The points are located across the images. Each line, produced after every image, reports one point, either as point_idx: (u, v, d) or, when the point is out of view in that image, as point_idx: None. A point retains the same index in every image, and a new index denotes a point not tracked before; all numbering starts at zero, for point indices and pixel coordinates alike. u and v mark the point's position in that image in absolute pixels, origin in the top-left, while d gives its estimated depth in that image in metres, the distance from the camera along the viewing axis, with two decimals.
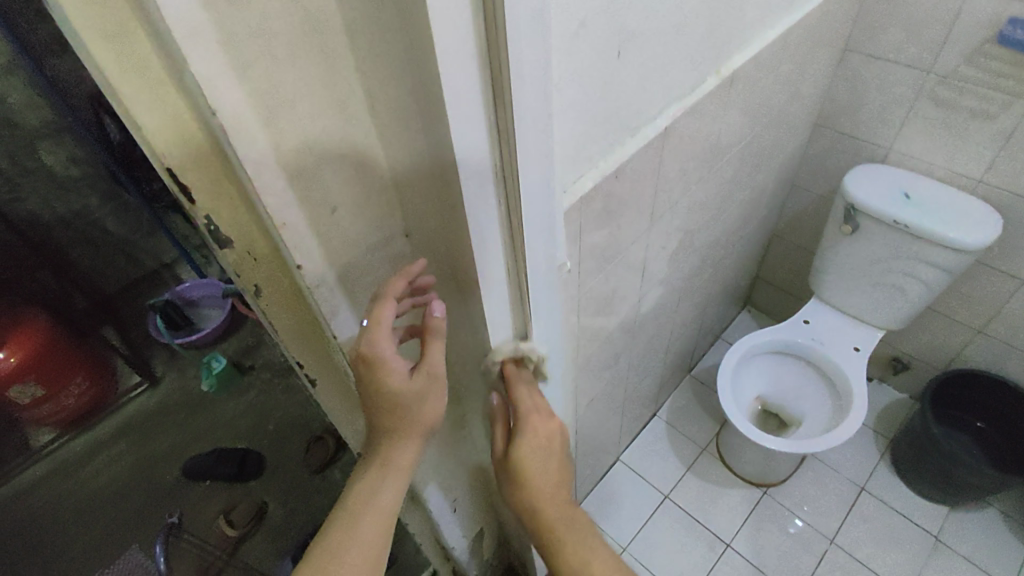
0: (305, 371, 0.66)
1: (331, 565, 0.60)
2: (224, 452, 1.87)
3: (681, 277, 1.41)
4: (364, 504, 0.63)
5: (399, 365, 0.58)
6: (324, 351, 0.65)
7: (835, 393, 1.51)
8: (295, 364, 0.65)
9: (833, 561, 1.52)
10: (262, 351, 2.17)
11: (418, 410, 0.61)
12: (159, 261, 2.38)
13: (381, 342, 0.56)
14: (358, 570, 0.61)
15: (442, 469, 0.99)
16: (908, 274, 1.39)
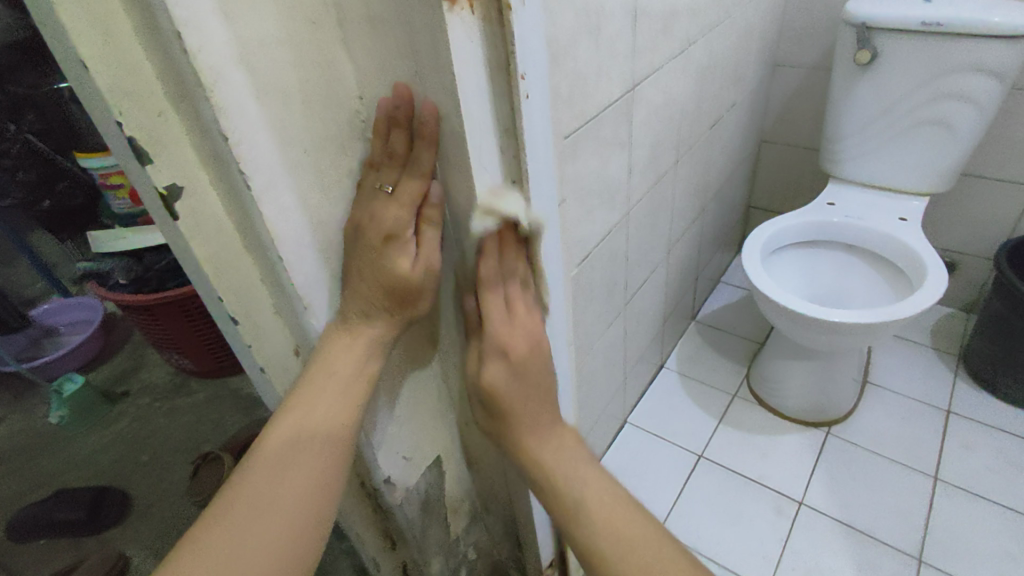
0: (166, 183, 0.42)
1: (282, 478, 0.46)
2: (69, 492, 1.24)
3: (683, 126, 1.05)
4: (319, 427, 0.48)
5: (412, 251, 0.48)
6: (203, 146, 0.42)
7: (894, 273, 1.17)
8: (159, 189, 0.42)
9: (947, 503, 1.08)
10: (141, 374, 1.60)
11: (409, 305, 0.50)
12: (21, 300, 1.74)
13: (403, 223, 0.46)
14: (304, 495, 0.46)
15: None
16: (946, 97, 1.13)
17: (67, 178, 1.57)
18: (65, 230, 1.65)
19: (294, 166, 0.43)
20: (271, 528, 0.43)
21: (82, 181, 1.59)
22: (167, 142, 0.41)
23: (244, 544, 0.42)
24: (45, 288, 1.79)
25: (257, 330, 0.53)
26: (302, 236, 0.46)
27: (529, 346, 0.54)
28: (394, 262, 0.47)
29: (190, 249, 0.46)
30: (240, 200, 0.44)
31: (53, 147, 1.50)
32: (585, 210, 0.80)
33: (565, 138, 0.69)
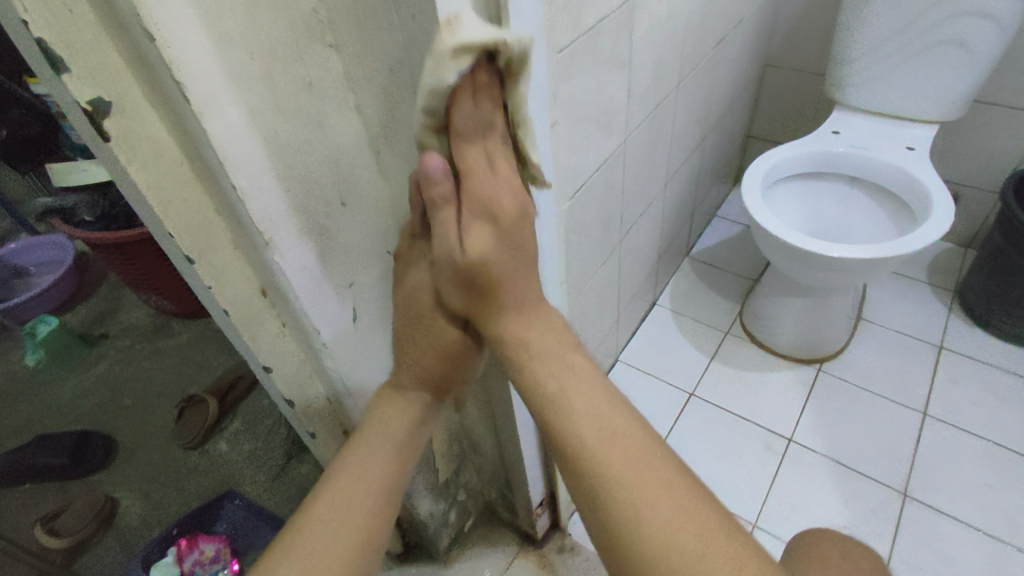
0: (91, 98, 0.35)
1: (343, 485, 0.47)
2: (48, 437, 1.20)
3: (687, 42, 0.96)
4: (376, 437, 0.50)
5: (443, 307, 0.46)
6: (133, 51, 0.35)
7: (898, 206, 1.12)
8: (83, 103, 0.35)
9: (935, 438, 1.09)
10: (119, 317, 1.55)
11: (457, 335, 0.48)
12: None
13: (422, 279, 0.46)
14: (365, 504, 0.47)
15: (328, 239, 0.48)
16: (966, 13, 1.04)
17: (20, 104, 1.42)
18: (26, 162, 1.51)
19: (242, 79, 0.36)
20: (345, 540, 0.45)
21: (38, 109, 1.44)
22: (84, 43, 0.34)
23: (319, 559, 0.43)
24: (13, 225, 1.73)
25: (217, 269, 0.47)
26: (259, 163, 0.40)
27: (518, 213, 0.40)
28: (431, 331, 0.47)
29: (131, 176, 0.39)
30: (181, 116, 0.37)
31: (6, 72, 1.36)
32: (580, 138, 0.73)
33: (559, 52, 0.62)
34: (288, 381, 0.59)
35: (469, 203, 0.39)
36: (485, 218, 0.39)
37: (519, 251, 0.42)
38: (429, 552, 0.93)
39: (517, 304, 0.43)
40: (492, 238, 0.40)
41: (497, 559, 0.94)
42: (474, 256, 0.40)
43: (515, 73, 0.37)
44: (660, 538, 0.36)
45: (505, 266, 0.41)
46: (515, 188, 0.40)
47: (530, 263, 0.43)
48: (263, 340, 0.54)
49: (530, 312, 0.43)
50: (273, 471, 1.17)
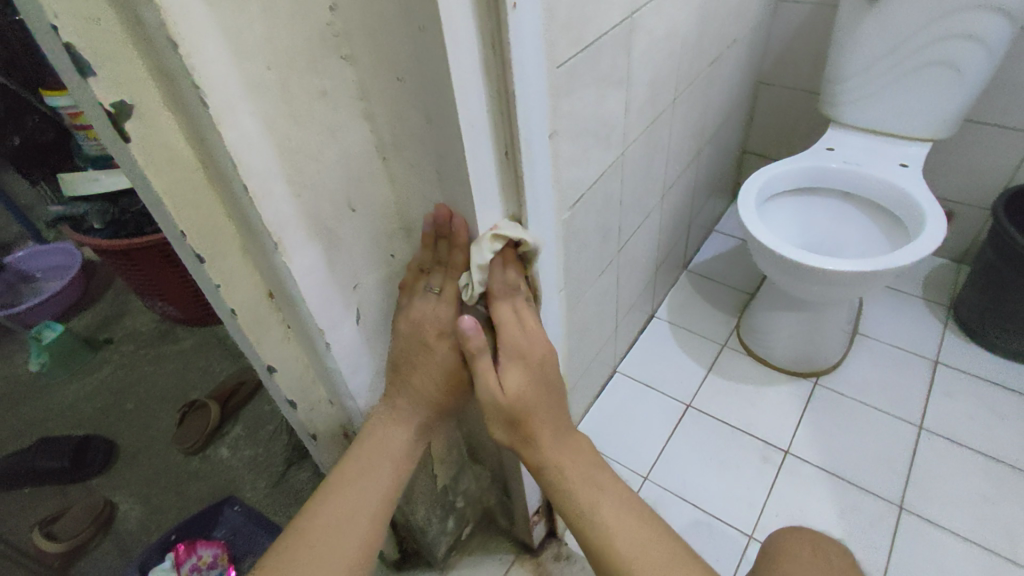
0: (111, 102, 0.37)
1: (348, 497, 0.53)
2: (48, 441, 1.21)
3: (683, 61, 0.99)
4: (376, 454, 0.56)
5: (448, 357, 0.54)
6: (152, 58, 0.37)
7: (891, 221, 1.14)
8: (104, 107, 0.37)
9: (931, 452, 1.09)
10: (124, 322, 1.56)
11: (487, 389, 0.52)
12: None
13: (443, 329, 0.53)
14: (369, 515, 0.53)
15: (334, 242, 0.50)
16: (956, 35, 1.07)
17: (35, 111, 1.47)
18: (36, 168, 1.54)
19: (255, 86, 0.38)
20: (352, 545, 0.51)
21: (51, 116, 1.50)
22: (108, 50, 0.36)
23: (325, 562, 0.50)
24: (19, 232, 1.76)
25: (225, 273, 0.49)
26: (270, 167, 0.42)
27: (544, 352, 0.54)
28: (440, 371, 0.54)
29: (146, 178, 0.41)
30: (197, 121, 0.39)
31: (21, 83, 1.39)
32: (579, 151, 0.76)
33: (558, 68, 0.64)
34: (292, 382, 0.60)
35: (504, 348, 0.52)
36: (518, 358, 0.52)
37: (548, 387, 0.55)
38: (427, 559, 0.93)
39: (551, 428, 0.55)
40: (526, 380, 0.53)
41: (494, 567, 0.95)
42: (512, 396, 0.52)
43: (530, 257, 0.54)
44: (629, 555, 0.51)
45: (538, 398, 0.53)
46: (540, 338, 0.54)
47: (554, 390, 0.55)
48: (268, 344, 0.55)
49: (565, 437, 0.56)
50: (273, 478, 1.17)
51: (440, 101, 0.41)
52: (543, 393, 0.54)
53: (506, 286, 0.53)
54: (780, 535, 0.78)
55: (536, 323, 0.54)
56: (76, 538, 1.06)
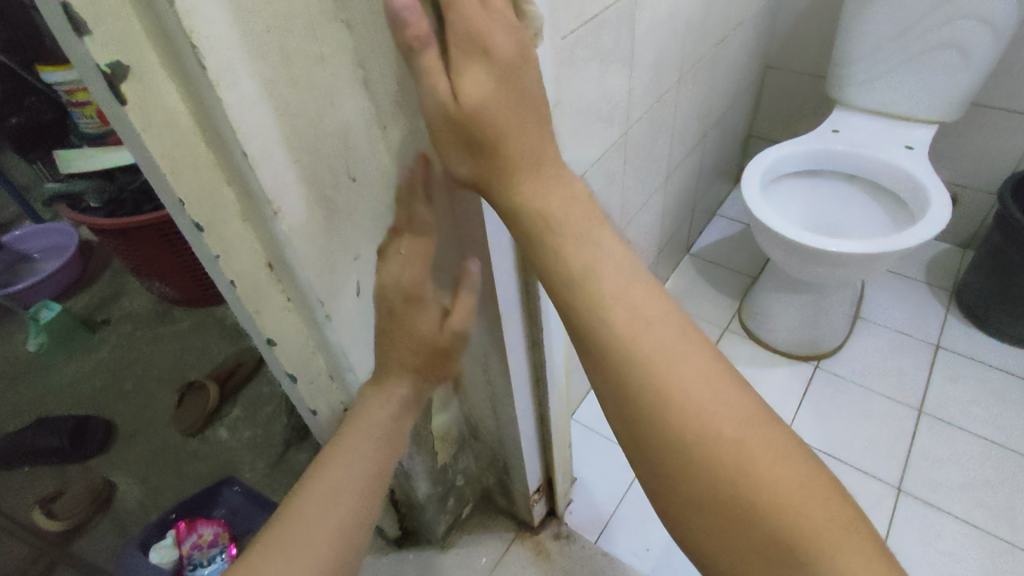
0: (108, 64, 0.36)
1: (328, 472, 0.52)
2: (47, 421, 1.20)
3: (688, 38, 0.98)
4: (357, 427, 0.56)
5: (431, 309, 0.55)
6: (151, 18, 0.36)
7: (896, 204, 1.14)
8: (100, 69, 0.36)
9: (930, 435, 1.10)
10: (122, 303, 1.56)
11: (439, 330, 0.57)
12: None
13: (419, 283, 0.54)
14: (350, 488, 0.52)
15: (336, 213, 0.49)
16: (964, 16, 1.06)
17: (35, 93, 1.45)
18: (35, 150, 1.53)
19: (256, 49, 0.37)
20: (331, 516, 0.49)
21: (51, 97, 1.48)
22: (104, 10, 0.35)
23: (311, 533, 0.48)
24: (18, 212, 1.75)
25: (225, 242, 0.48)
26: (271, 135, 0.41)
27: (518, 47, 0.36)
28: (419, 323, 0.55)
29: (144, 143, 0.40)
30: (196, 85, 0.38)
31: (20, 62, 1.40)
32: (583, 127, 0.75)
33: (562, 39, 0.63)
34: (292, 355, 0.59)
35: (456, 38, 0.35)
36: (479, 53, 0.35)
37: (519, 103, 0.37)
38: (427, 537, 0.94)
39: (530, 166, 0.39)
40: (490, 82, 0.36)
41: (494, 546, 0.95)
42: (469, 107, 0.36)
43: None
44: (690, 403, 0.36)
45: (508, 114, 0.37)
46: (512, 26, 0.36)
47: (537, 112, 0.39)
48: (269, 315, 0.55)
49: (550, 175, 0.40)
50: (272, 458, 1.18)
51: None
52: (516, 114, 0.37)
53: None
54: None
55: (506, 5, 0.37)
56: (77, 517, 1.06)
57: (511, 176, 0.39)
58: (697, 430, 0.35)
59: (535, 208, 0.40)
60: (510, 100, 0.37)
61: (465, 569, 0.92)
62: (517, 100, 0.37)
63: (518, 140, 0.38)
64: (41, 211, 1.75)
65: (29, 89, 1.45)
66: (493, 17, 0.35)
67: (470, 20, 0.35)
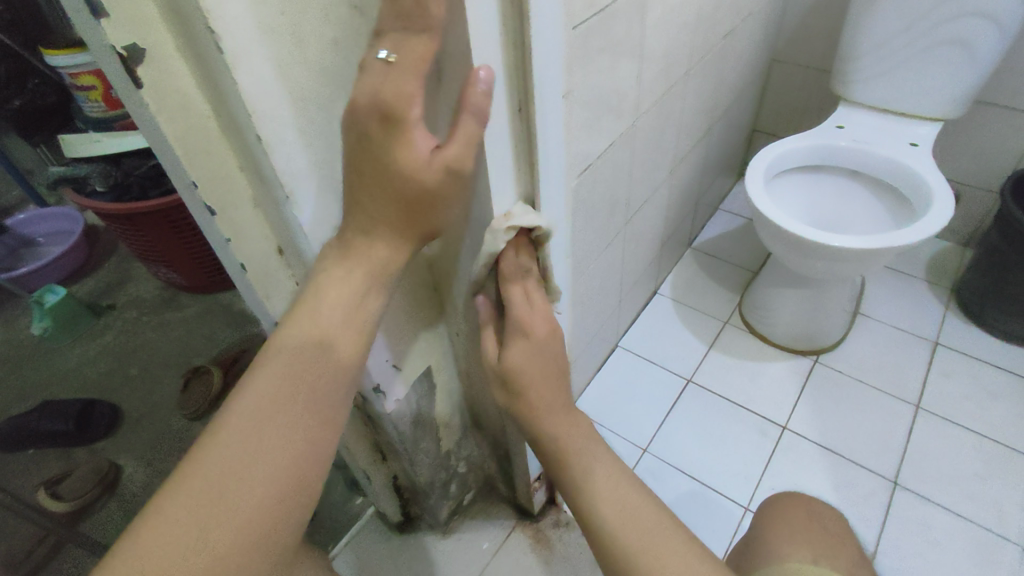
0: (124, 45, 0.37)
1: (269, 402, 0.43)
2: (53, 404, 1.22)
3: (696, 31, 0.98)
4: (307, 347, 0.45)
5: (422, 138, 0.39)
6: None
7: (898, 201, 1.14)
8: (116, 51, 0.37)
9: (927, 431, 1.10)
10: (126, 288, 1.56)
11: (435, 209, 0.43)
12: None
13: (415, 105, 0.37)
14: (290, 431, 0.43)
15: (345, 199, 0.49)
16: (973, 12, 1.06)
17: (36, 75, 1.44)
18: (37, 132, 1.54)
19: (270, 33, 0.38)
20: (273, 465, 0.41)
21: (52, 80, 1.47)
22: None
23: (227, 492, 0.39)
24: (22, 196, 1.75)
25: (236, 225, 0.49)
26: (283, 119, 0.41)
27: (548, 328, 0.58)
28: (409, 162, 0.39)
29: (158, 124, 0.41)
30: (210, 65, 0.38)
31: (20, 43, 1.38)
32: (590, 119, 0.75)
33: (574, 29, 0.63)
34: None
35: (512, 323, 0.56)
36: (523, 334, 0.56)
37: (547, 359, 0.59)
38: (427, 522, 0.95)
39: (544, 389, 0.59)
40: (528, 352, 0.57)
41: (494, 533, 0.96)
42: (511, 363, 0.57)
43: (543, 241, 0.55)
44: (627, 525, 0.54)
45: (539, 369, 0.58)
46: (547, 318, 0.57)
47: (554, 361, 0.59)
48: (277, 299, 0.56)
49: (561, 410, 0.60)
50: None
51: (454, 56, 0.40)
52: (543, 368, 0.58)
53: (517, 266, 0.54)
54: (774, 503, 0.83)
55: (544, 301, 0.58)
56: (82, 498, 1.08)
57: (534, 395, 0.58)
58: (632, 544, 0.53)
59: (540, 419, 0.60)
60: (537, 358, 0.58)
61: (465, 555, 0.94)
62: (544, 357, 0.58)
63: (541, 386, 0.59)
64: (46, 196, 1.76)
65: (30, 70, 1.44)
66: (535, 308, 0.56)
67: (520, 311, 0.55)
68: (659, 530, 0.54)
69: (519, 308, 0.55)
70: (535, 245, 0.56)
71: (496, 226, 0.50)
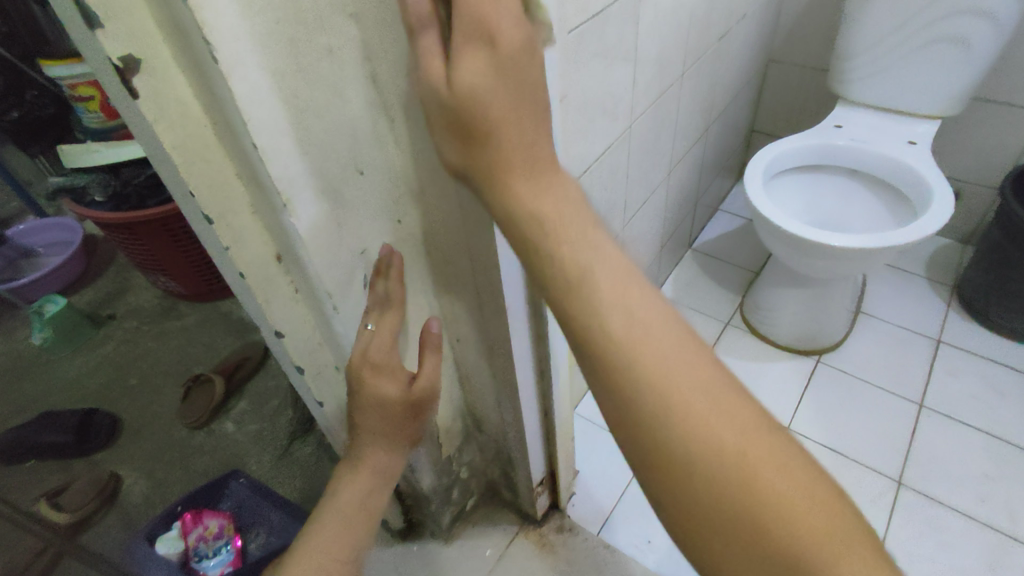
0: (122, 56, 0.36)
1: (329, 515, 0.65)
2: (53, 415, 1.21)
3: (692, 33, 0.98)
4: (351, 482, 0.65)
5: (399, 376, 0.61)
6: (164, 12, 0.36)
7: (898, 199, 1.14)
8: (114, 63, 0.37)
9: (930, 429, 1.10)
10: (126, 298, 1.56)
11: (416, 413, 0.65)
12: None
13: (391, 353, 0.59)
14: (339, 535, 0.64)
15: (344, 206, 0.49)
16: (969, 10, 1.06)
17: (33, 85, 1.45)
18: (35, 142, 1.53)
19: (267, 42, 0.38)
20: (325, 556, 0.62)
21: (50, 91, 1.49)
22: (117, 6, 0.35)
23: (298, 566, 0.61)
24: (20, 207, 1.75)
25: (235, 233, 0.49)
26: (282, 129, 0.41)
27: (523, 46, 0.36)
28: (384, 387, 0.60)
29: (157, 134, 0.41)
30: (207, 75, 0.38)
31: (18, 54, 1.40)
32: (587, 123, 0.75)
33: (568, 33, 0.63)
34: (298, 347, 0.60)
35: (461, 24, 0.35)
36: (481, 43, 0.35)
37: (521, 101, 0.37)
38: (431, 529, 0.95)
39: (522, 155, 0.37)
40: (485, 73, 0.35)
41: (498, 538, 0.96)
42: (458, 89, 0.36)
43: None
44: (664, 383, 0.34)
45: (507, 113, 0.36)
46: (517, 15, 0.36)
47: (531, 94, 0.37)
48: (276, 305, 0.55)
49: (545, 179, 0.38)
50: (277, 451, 1.18)
51: None
52: (515, 112, 0.37)
53: None
54: None
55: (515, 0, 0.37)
56: (82, 510, 1.07)
57: (499, 160, 0.37)
58: (674, 410, 0.34)
59: (524, 210, 0.38)
60: (506, 86, 0.36)
61: (469, 561, 0.93)
62: (520, 99, 0.36)
63: (517, 141, 0.37)
64: (44, 207, 1.76)
65: (27, 82, 1.45)
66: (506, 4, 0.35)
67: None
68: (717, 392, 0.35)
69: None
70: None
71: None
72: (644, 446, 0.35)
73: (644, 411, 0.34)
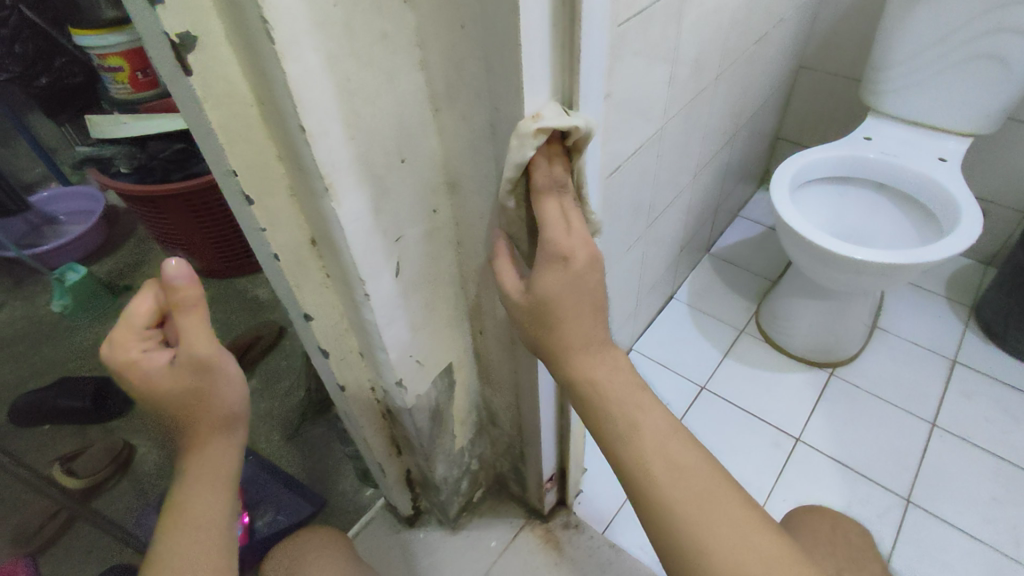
0: (175, 31, 0.36)
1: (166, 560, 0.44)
2: (70, 381, 1.22)
3: (730, 35, 0.97)
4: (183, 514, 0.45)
5: (160, 354, 0.42)
6: None
7: (924, 215, 1.13)
8: (168, 36, 0.36)
9: (941, 449, 1.10)
10: (145, 270, 1.58)
11: (213, 391, 0.45)
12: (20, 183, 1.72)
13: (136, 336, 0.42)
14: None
15: (381, 192, 0.49)
16: (1011, 28, 1.04)
17: (64, 53, 1.46)
18: (63, 110, 1.53)
19: (322, 24, 0.38)
20: None
21: (80, 60, 1.50)
22: None
23: None
24: (44, 173, 1.77)
25: (272, 214, 0.49)
26: (330, 112, 0.41)
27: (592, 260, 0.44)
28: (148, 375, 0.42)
29: (204, 110, 0.41)
30: (259, 55, 0.38)
31: (50, 20, 1.41)
32: (623, 122, 0.75)
33: (612, 30, 0.63)
34: (323, 331, 0.60)
35: (545, 249, 0.44)
36: (560, 262, 0.44)
37: (586, 302, 0.45)
38: (438, 517, 0.95)
39: (583, 340, 0.45)
40: (560, 282, 0.44)
41: (504, 530, 0.96)
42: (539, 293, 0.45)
43: (581, 147, 0.45)
44: (679, 481, 0.43)
45: (575, 308, 0.44)
46: (588, 239, 0.44)
47: (599, 297, 0.45)
48: (307, 290, 0.56)
49: (602, 352, 0.46)
50: (287, 431, 1.19)
51: (502, 56, 0.40)
52: (581, 307, 0.45)
53: (551, 180, 0.45)
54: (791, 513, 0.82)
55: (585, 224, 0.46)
56: (96, 476, 1.09)
57: (566, 339, 0.45)
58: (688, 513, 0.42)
59: None
60: (577, 294, 0.44)
61: (473, 550, 0.94)
62: (587, 300, 0.45)
63: (584, 326, 0.45)
64: (68, 174, 1.78)
65: (59, 51, 1.45)
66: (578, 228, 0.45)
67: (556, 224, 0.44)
68: (719, 494, 0.43)
69: (555, 226, 0.44)
70: (568, 153, 0.46)
71: (522, 129, 0.42)
72: (667, 540, 0.43)
73: (664, 512, 0.42)
